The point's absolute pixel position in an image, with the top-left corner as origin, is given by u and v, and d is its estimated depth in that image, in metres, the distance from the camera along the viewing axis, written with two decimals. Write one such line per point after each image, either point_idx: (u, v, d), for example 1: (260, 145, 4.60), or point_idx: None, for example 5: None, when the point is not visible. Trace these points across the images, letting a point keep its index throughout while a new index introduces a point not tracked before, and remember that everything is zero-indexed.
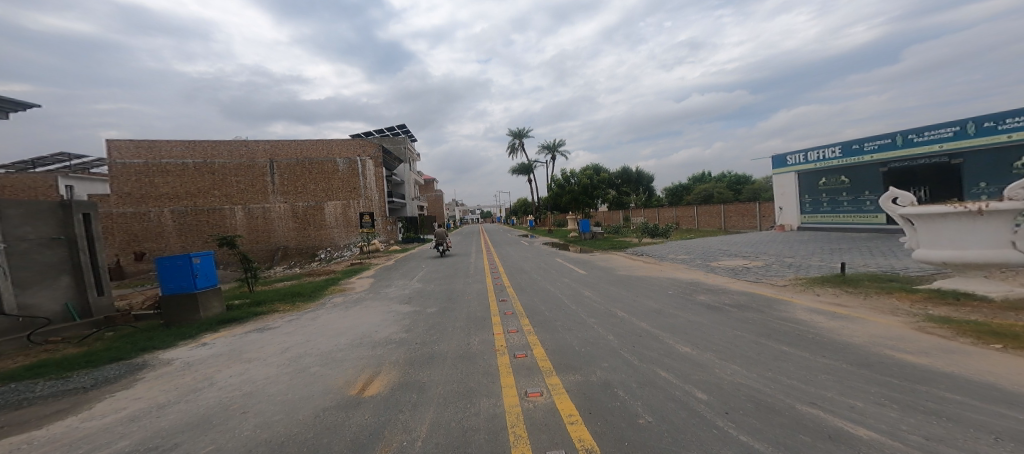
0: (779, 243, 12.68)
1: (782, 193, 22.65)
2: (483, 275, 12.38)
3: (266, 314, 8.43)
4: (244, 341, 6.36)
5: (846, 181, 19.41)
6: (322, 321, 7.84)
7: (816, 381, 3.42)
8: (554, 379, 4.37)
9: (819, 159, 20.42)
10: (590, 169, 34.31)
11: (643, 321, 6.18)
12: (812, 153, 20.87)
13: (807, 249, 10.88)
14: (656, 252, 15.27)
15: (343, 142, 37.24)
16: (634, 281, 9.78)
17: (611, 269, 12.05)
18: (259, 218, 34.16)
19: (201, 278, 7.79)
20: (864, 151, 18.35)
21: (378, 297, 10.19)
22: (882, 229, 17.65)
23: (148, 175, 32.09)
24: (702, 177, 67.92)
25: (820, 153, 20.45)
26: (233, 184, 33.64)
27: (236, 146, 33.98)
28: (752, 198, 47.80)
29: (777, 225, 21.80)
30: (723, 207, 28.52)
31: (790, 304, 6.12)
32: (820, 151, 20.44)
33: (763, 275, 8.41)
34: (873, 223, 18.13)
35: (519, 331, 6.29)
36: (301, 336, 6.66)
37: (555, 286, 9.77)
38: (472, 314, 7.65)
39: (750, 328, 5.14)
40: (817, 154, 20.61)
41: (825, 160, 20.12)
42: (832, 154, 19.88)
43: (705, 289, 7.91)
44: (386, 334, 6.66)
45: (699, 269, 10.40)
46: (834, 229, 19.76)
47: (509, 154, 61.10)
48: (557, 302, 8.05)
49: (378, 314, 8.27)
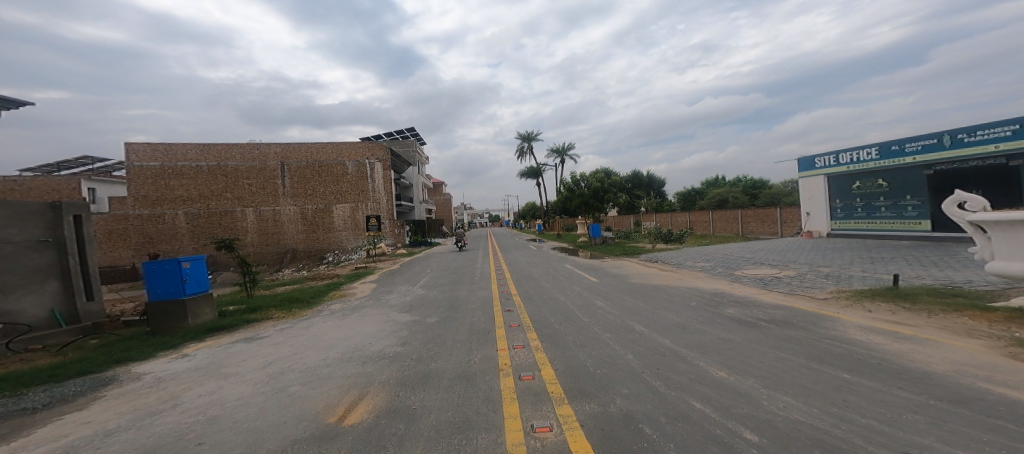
0: (809, 251, 11.73)
1: (809, 197, 21.52)
2: (489, 281, 11.75)
3: (258, 322, 7.95)
4: (225, 353, 5.85)
5: (883, 185, 18.27)
6: (315, 330, 7.34)
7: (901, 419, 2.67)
8: (565, 409, 3.69)
9: (852, 162, 19.25)
10: (601, 172, 33.47)
11: (667, 338, 5.45)
12: (844, 154, 19.69)
13: (842, 258, 9.95)
14: (672, 259, 14.42)
15: (353, 145, 37.26)
16: (652, 290, 9.00)
17: (625, 277, 11.29)
18: (269, 221, 34.31)
19: (190, 284, 7.41)
20: (905, 152, 17.13)
21: (378, 305, 9.64)
22: (926, 237, 16.48)
23: (162, 177, 32.59)
24: (715, 181, 66.39)
25: (853, 155, 19.26)
26: (245, 186, 33.96)
27: (248, 149, 34.28)
28: (768, 203, 46.12)
29: (804, 232, 20.83)
30: (741, 212, 27.42)
31: (837, 320, 5.29)
32: (853, 152, 19.22)
33: (798, 287, 7.54)
34: (916, 230, 17.09)
35: (525, 347, 5.66)
36: (289, 348, 6.15)
37: (565, 295, 9.05)
38: (474, 326, 7.02)
39: (796, 349, 4.37)
40: (850, 156, 19.40)
41: (859, 163, 18.96)
42: (867, 156, 18.66)
43: (732, 302, 7.11)
44: (380, 347, 6.10)
45: (722, 278, 9.57)
46: (869, 235, 18.67)
47: (519, 157, 60.76)
48: (567, 313, 7.35)
49: (375, 323, 7.73)
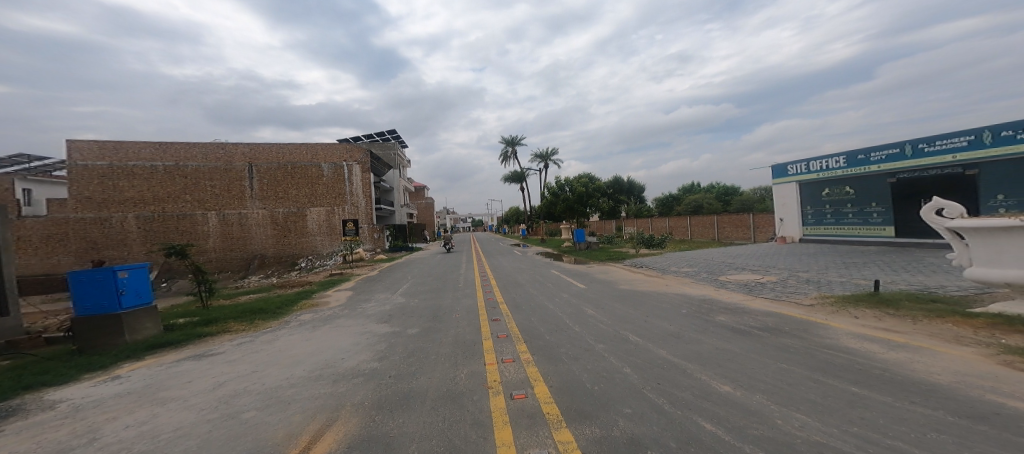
0: (788, 256, 12.00)
1: (783, 203, 22.54)
2: (473, 289, 11.32)
3: (215, 336, 7.22)
4: (168, 375, 5.22)
5: (851, 192, 19.23)
6: (281, 344, 6.71)
7: (913, 437, 2.53)
8: (564, 434, 3.34)
9: (823, 169, 20.26)
10: (585, 177, 33.74)
11: (662, 348, 5.28)
12: (815, 162, 20.70)
13: (821, 263, 10.20)
14: (657, 264, 14.47)
15: (329, 147, 35.88)
16: (640, 297, 8.87)
17: (611, 283, 11.16)
18: (234, 225, 32.29)
19: (128, 296, 6.67)
20: (871, 161, 18.08)
21: (353, 315, 9.04)
22: (890, 242, 17.42)
23: (112, 178, 30.12)
24: (692, 188, 68.51)
25: (823, 163, 20.26)
26: (207, 188, 31.87)
27: (212, 149, 32.28)
28: (741, 209, 47.93)
29: (778, 237, 21.80)
30: (718, 218, 28.37)
31: (829, 327, 5.25)
32: (823, 161, 20.26)
33: (783, 292, 7.59)
34: (881, 236, 18.03)
35: (514, 361, 5.32)
36: (249, 367, 5.54)
37: (552, 303, 8.78)
38: (458, 337, 6.61)
39: (797, 359, 4.24)
40: (820, 164, 20.42)
41: (829, 171, 19.95)
42: (836, 164, 19.65)
43: (722, 308, 7.05)
44: (355, 363, 5.58)
45: (708, 284, 9.58)
46: (837, 240, 19.65)
47: (501, 162, 60.51)
48: (556, 323, 7.06)
49: (350, 335, 7.17)
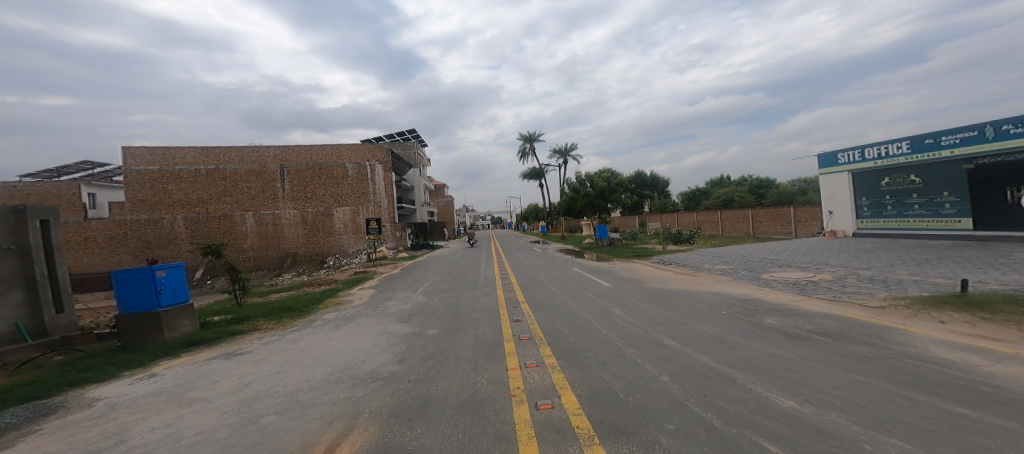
0: (838, 252, 10.88)
1: (831, 195, 20.78)
2: (494, 287, 11.01)
3: (243, 334, 7.27)
4: (198, 374, 5.13)
5: (916, 181, 17.36)
6: (304, 343, 6.65)
7: None
8: (597, 451, 2.92)
9: (881, 156, 18.47)
10: (607, 171, 32.58)
11: (703, 353, 4.70)
12: (871, 149, 18.88)
13: (880, 260, 9.06)
14: (687, 261, 13.60)
15: (353, 147, 36.79)
16: (673, 296, 8.21)
17: (639, 281, 10.47)
18: (268, 225, 33.82)
19: (166, 294, 6.73)
20: (941, 146, 16.28)
21: (374, 314, 8.93)
22: (966, 236, 15.58)
23: (161, 181, 32.21)
24: (721, 181, 65.28)
25: (882, 149, 18.47)
26: (244, 190, 33.49)
27: (247, 152, 33.87)
28: (776, 202, 44.99)
29: (828, 232, 20.14)
30: (753, 211, 26.72)
31: (908, 333, 4.48)
32: (882, 146, 18.47)
33: (842, 293, 6.72)
34: (956, 228, 16.12)
35: (539, 366, 4.94)
36: (269, 366, 5.46)
37: (576, 302, 8.30)
38: (478, 339, 6.30)
39: (874, 371, 3.57)
40: (878, 150, 18.61)
41: (889, 157, 18.18)
42: (897, 150, 17.86)
43: (768, 309, 6.32)
44: (373, 366, 5.38)
45: (749, 282, 8.74)
46: (899, 234, 17.90)
47: (519, 158, 60.10)
48: (583, 324, 6.60)
49: (370, 336, 7.04)
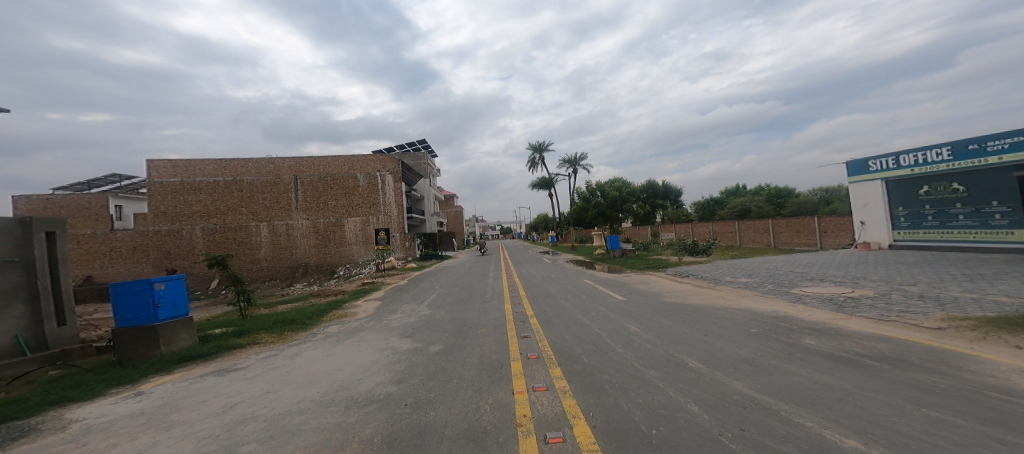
0: (874, 266, 10.04)
1: (863, 205, 19.69)
2: (502, 300, 10.56)
3: (241, 349, 7.02)
4: (186, 392, 4.88)
5: (961, 189, 16.23)
6: (301, 359, 6.34)
7: None
8: None
9: (918, 164, 17.33)
10: (618, 181, 32.01)
11: (734, 376, 4.15)
12: (906, 156, 17.78)
13: (925, 275, 8.26)
14: (706, 273, 12.88)
15: (364, 158, 37.26)
16: (695, 312, 7.61)
17: (656, 295, 9.86)
18: (282, 235, 34.34)
19: (164, 308, 6.56)
20: (986, 152, 15.07)
21: (378, 328, 8.59)
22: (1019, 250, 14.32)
23: (181, 193, 33.15)
24: (737, 190, 63.47)
25: (919, 156, 17.31)
26: (259, 201, 34.18)
27: (263, 164, 34.65)
28: (795, 212, 43.48)
29: (860, 244, 19.22)
30: (773, 222, 25.73)
31: (981, 361, 3.84)
32: (918, 153, 17.30)
33: (889, 312, 6.03)
34: (1008, 241, 14.79)
35: (548, 390, 4.48)
36: (261, 385, 5.14)
37: (590, 317, 7.77)
38: (483, 358, 5.88)
39: (952, 406, 2.97)
40: (914, 157, 17.46)
41: (927, 165, 16.98)
42: (937, 157, 16.65)
43: (805, 329, 5.68)
44: (369, 387, 5.01)
45: (778, 298, 8.05)
46: (941, 246, 16.80)
47: (528, 168, 60.05)
48: (597, 342, 6.09)
49: (370, 352, 6.68)
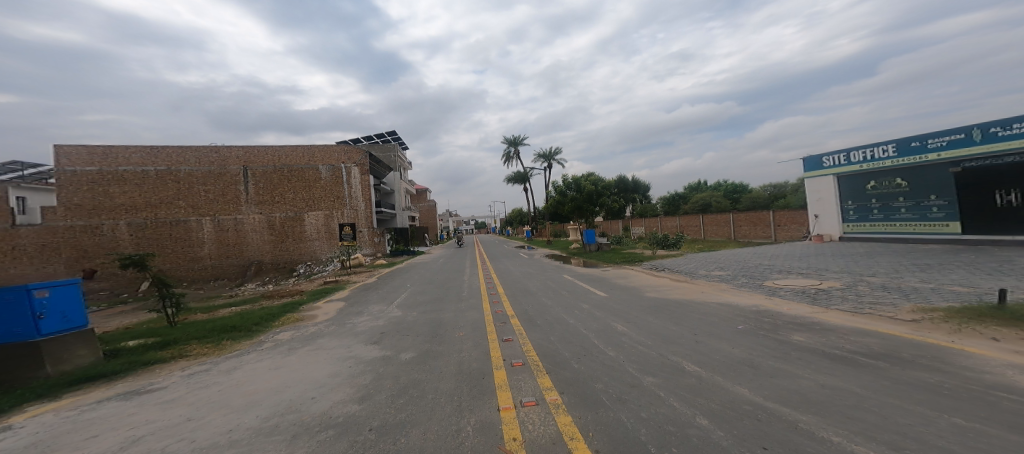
0: (839, 257, 10.53)
1: (818, 199, 21.15)
2: (479, 298, 9.97)
3: (168, 365, 5.94)
4: (82, 427, 3.87)
5: (903, 184, 17.75)
6: (244, 375, 5.41)
7: None
8: None
9: (867, 160, 18.86)
10: (593, 175, 32.08)
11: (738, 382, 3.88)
12: (856, 153, 19.27)
13: (883, 266, 8.71)
14: (681, 266, 13.09)
15: (326, 148, 34.68)
16: (679, 308, 7.48)
17: (636, 290, 9.72)
18: (230, 230, 31.29)
19: (50, 320, 5.44)
20: (927, 149, 16.58)
21: (340, 332, 7.71)
22: (954, 240, 15.94)
23: (102, 183, 29.09)
24: (698, 186, 66.97)
25: (867, 152, 18.83)
26: (201, 193, 30.84)
27: (205, 153, 31.19)
28: (749, 207, 46.35)
29: (814, 236, 20.57)
30: (733, 216, 27.17)
31: (972, 357, 3.83)
32: (867, 150, 18.84)
33: (863, 304, 6.15)
34: (943, 232, 16.41)
35: (538, 405, 3.98)
36: (186, 411, 4.21)
37: (574, 316, 7.40)
38: (462, 366, 5.29)
39: (971, 411, 2.81)
40: (864, 154, 18.97)
41: (875, 161, 18.54)
42: (883, 153, 18.21)
43: (790, 324, 5.63)
44: (326, 408, 4.24)
45: (754, 291, 8.13)
46: (886, 238, 18.35)
47: (506, 163, 59.37)
48: (585, 345, 5.71)
49: (330, 362, 5.85)
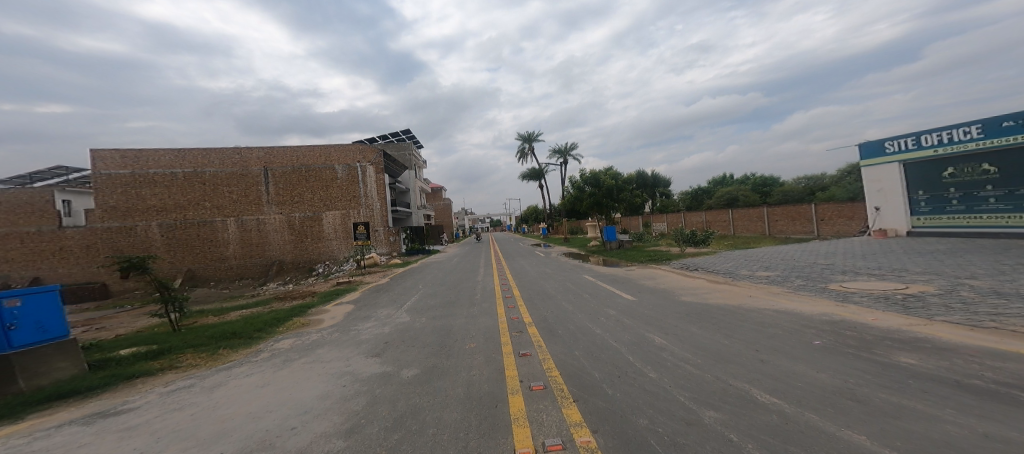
0: (913, 255, 9.00)
1: (878, 189, 19.09)
2: (494, 303, 9.10)
3: (150, 378, 5.37)
4: None
5: (991, 170, 15.52)
6: (225, 392, 4.75)
7: None
8: None
9: (943, 144, 16.68)
10: (613, 170, 30.61)
11: (844, 414, 2.80)
12: (928, 135, 17.13)
13: (977, 266, 7.22)
14: (717, 266, 11.78)
15: (342, 148, 34.80)
16: (727, 315, 6.32)
17: (670, 293, 8.58)
18: (252, 231, 31.86)
19: (23, 331, 4.93)
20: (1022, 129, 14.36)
21: (342, 341, 7.04)
22: None
23: (134, 186, 30.18)
24: (723, 180, 64.02)
25: (944, 135, 16.62)
26: (224, 194, 31.51)
27: (228, 154, 31.84)
28: (781, 201, 43.53)
29: (877, 231, 18.73)
30: (768, 210, 25.25)
31: None
32: (943, 132, 16.65)
33: (975, 315, 4.84)
34: None
35: (565, 450, 3.00)
36: (142, 442, 3.51)
37: (601, 325, 6.37)
38: (471, 389, 4.40)
39: None
40: (938, 136, 16.81)
41: (953, 144, 16.34)
42: (965, 135, 15.99)
43: (885, 340, 4.40)
44: (303, 444, 3.43)
45: (818, 296, 6.84)
46: (968, 232, 16.23)
47: (520, 159, 58.46)
48: (619, 363, 4.68)
49: (322, 380, 5.10)
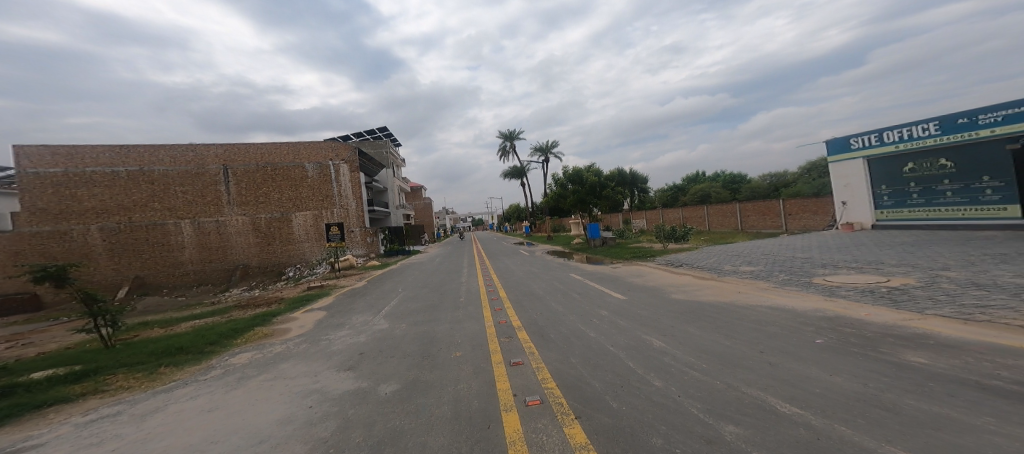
0: (886, 248, 9.30)
1: (845, 184, 20.07)
2: (479, 306, 8.62)
3: (70, 407, 4.50)
4: None
5: (947, 165, 16.62)
6: (163, 421, 4.00)
7: None
8: None
9: (903, 140, 17.69)
10: (596, 167, 30.76)
11: (878, 426, 2.55)
12: (891, 132, 18.12)
13: (948, 258, 7.50)
14: (701, 262, 11.83)
15: (312, 145, 33.01)
16: (722, 313, 6.15)
17: (660, 291, 8.42)
18: (211, 234, 29.65)
19: None
20: (977, 125, 15.42)
21: (310, 353, 6.34)
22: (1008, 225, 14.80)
23: (69, 186, 27.17)
24: (695, 177, 66.34)
25: (905, 132, 17.63)
26: (178, 194, 29.09)
27: (181, 151, 29.37)
28: (750, 197, 45.52)
29: (844, 225, 19.64)
30: (740, 205, 26.11)
31: None
32: (904, 129, 17.64)
33: (964, 308, 4.88)
34: (1001, 217, 15.25)
35: None
36: None
37: (595, 328, 6.05)
38: (460, 407, 3.91)
39: None
40: (900, 133, 17.81)
41: (913, 140, 17.36)
42: (924, 132, 17.01)
43: (888, 337, 4.29)
44: None
45: (806, 290, 6.84)
46: (928, 224, 17.35)
47: (499, 157, 57.85)
48: (620, 370, 4.34)
49: (284, 401, 4.44)
